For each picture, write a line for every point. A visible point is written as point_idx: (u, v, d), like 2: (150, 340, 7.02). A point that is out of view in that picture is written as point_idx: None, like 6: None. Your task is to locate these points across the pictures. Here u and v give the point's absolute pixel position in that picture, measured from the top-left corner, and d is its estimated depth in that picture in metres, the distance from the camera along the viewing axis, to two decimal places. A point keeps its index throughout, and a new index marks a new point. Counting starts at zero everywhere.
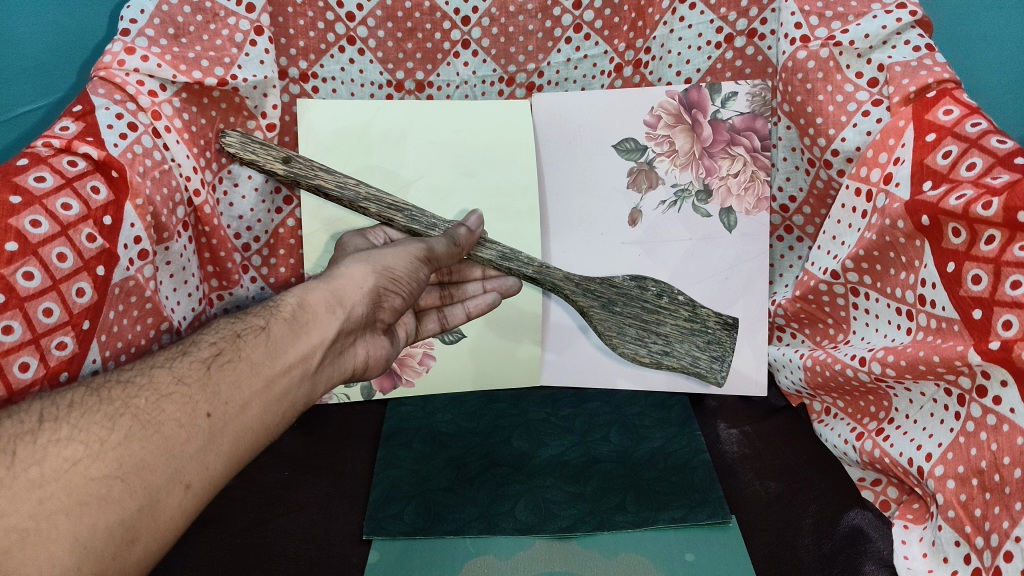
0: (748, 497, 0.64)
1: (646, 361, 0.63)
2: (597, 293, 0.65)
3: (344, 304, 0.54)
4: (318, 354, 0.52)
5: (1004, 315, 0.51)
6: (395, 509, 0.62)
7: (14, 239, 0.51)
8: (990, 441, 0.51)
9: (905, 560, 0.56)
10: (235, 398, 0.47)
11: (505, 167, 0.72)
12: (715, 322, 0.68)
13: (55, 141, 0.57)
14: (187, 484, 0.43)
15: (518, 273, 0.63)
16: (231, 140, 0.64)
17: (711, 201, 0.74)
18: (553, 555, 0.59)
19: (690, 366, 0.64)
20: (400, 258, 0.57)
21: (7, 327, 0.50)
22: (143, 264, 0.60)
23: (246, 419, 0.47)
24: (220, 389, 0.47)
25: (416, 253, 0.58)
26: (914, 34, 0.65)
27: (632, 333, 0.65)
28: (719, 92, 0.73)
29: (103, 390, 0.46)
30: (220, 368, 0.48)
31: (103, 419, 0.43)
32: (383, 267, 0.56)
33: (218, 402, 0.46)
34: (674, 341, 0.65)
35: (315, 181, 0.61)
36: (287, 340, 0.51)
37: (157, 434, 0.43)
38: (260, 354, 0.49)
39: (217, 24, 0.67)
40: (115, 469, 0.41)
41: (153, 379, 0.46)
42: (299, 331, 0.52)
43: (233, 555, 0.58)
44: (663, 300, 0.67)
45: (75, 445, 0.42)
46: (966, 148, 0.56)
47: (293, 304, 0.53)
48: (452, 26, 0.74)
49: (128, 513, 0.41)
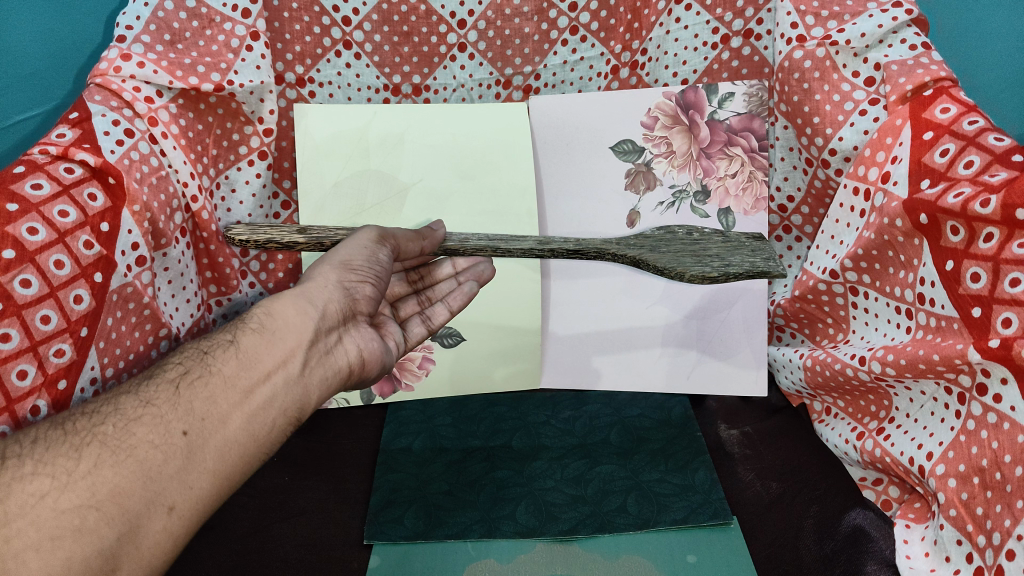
0: (748, 498, 0.64)
1: (715, 274, 0.59)
2: (639, 244, 0.63)
3: (316, 303, 0.54)
4: (296, 356, 0.51)
5: (1003, 313, 0.50)
6: (395, 514, 0.62)
7: (11, 246, 0.51)
8: (990, 439, 0.51)
9: (907, 560, 0.56)
10: (211, 413, 0.47)
11: (502, 170, 0.72)
12: (746, 238, 0.65)
13: (52, 148, 0.57)
14: (170, 506, 0.44)
15: (563, 251, 0.61)
16: (237, 230, 0.61)
17: (710, 202, 0.74)
18: (554, 558, 0.59)
19: (753, 268, 0.60)
20: (357, 250, 0.57)
21: (5, 334, 0.50)
22: (142, 270, 0.59)
23: (229, 432, 0.47)
24: (194, 405, 0.47)
25: (370, 238, 0.58)
26: (910, 33, 0.65)
27: (691, 260, 0.61)
28: (716, 93, 0.74)
29: (67, 423, 0.46)
30: (191, 386, 0.48)
31: (68, 450, 0.44)
32: (345, 263, 0.56)
33: (194, 419, 0.47)
34: (726, 255, 0.62)
35: (339, 238, 0.60)
36: (258, 349, 0.51)
37: (130, 458, 0.44)
38: (232, 366, 0.50)
39: (213, 30, 0.67)
40: (88, 499, 0.42)
41: (121, 406, 0.47)
42: (272, 337, 0.52)
43: (232, 560, 0.58)
44: (695, 235, 0.65)
45: (41, 479, 0.42)
46: (964, 146, 0.56)
47: (262, 315, 0.53)
48: (448, 29, 0.74)
49: (106, 542, 0.41)
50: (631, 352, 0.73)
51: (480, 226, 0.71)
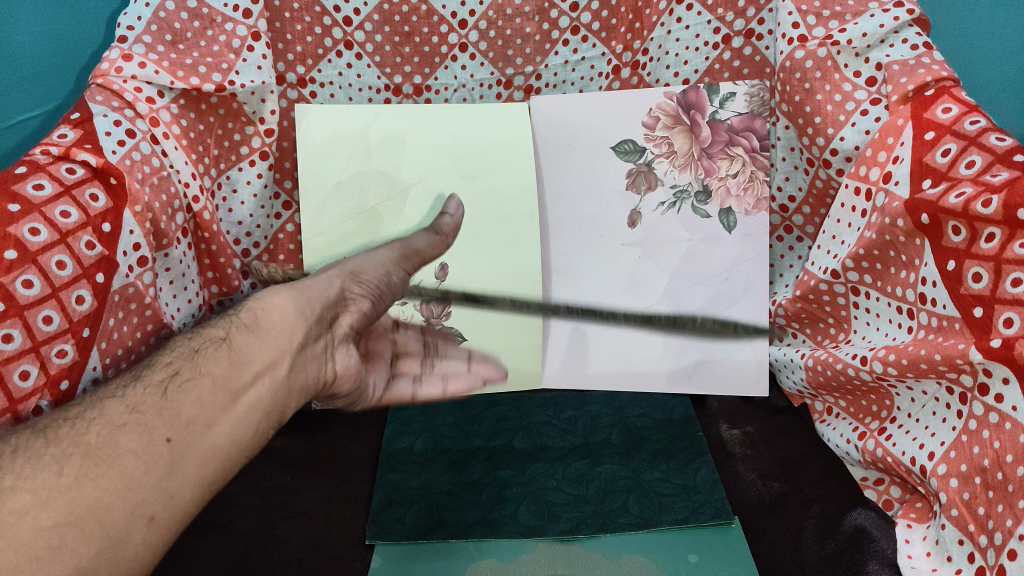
0: (749, 498, 0.64)
1: None
2: None
3: (312, 309, 0.58)
4: (279, 364, 0.54)
5: (1004, 313, 0.50)
6: (398, 513, 0.62)
7: (13, 247, 0.51)
8: (992, 439, 0.51)
9: (909, 559, 0.56)
10: (195, 422, 0.48)
11: (503, 170, 0.72)
12: None
13: (53, 148, 0.57)
14: (150, 518, 0.44)
15: None
16: None
17: (711, 201, 0.74)
18: (556, 558, 0.59)
19: None
20: (370, 267, 0.66)
21: (7, 335, 0.50)
22: (143, 271, 0.60)
23: (211, 441, 0.48)
24: (179, 414, 0.48)
25: (388, 258, 0.68)
26: (912, 33, 0.64)
27: None
28: (718, 92, 0.73)
29: (47, 432, 0.45)
30: (176, 393, 0.49)
31: (49, 462, 0.43)
32: (356, 276, 0.64)
33: (179, 428, 0.47)
34: None
35: None
36: (242, 357, 0.52)
37: (113, 470, 0.44)
38: (217, 374, 0.51)
39: (215, 30, 0.67)
40: (67, 517, 0.41)
41: (104, 414, 0.47)
42: (256, 345, 0.54)
43: (234, 559, 0.58)
44: None
45: (21, 495, 0.41)
46: (965, 146, 0.55)
47: (248, 322, 0.55)
48: (449, 30, 0.74)
49: (86, 559, 0.41)
50: (632, 353, 0.74)
51: (481, 226, 0.72)
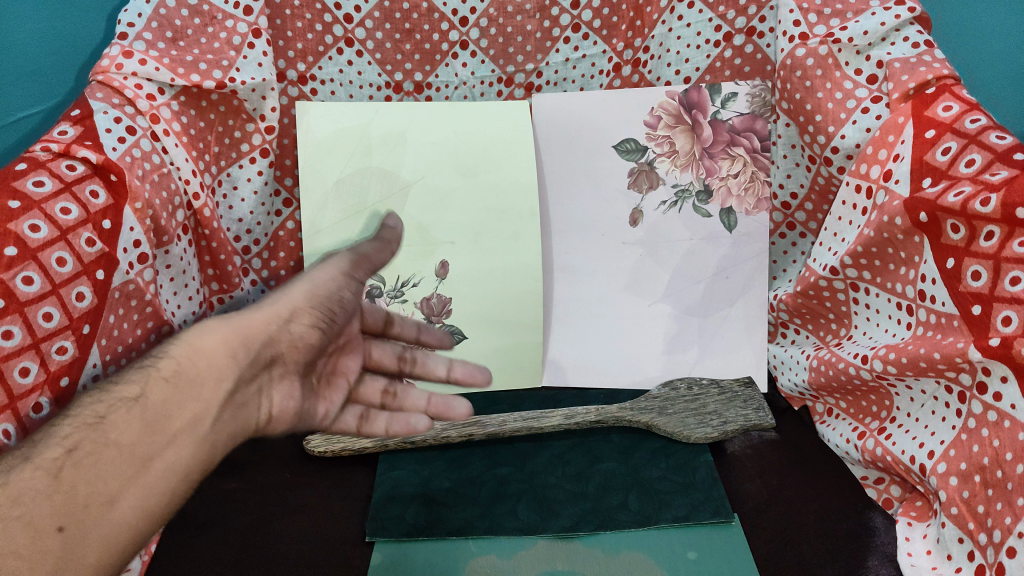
0: (749, 495, 0.63)
1: None
2: None
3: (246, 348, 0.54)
4: (205, 416, 0.50)
5: (1003, 311, 0.50)
6: (397, 509, 0.62)
7: (13, 243, 0.51)
8: (992, 437, 0.51)
9: (908, 557, 0.55)
10: (104, 491, 0.43)
11: (503, 168, 0.72)
12: None
13: (54, 145, 0.57)
14: None
15: None
16: None
17: (712, 201, 0.74)
18: (554, 554, 0.59)
19: None
20: (319, 287, 0.61)
21: (7, 331, 0.49)
22: (143, 268, 0.60)
23: (119, 513, 0.44)
24: (85, 482, 0.43)
25: (338, 271, 0.63)
26: (914, 30, 0.64)
27: None
28: (719, 93, 0.74)
29: None
30: (83, 456, 0.44)
31: None
32: (299, 306, 0.58)
33: (83, 500, 0.42)
34: None
35: None
36: (165, 411, 0.48)
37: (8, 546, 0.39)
38: (134, 431, 0.46)
39: (215, 27, 0.67)
40: None
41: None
42: (181, 396, 0.49)
43: (233, 555, 0.58)
44: None
45: None
46: (966, 144, 0.55)
47: (174, 365, 0.51)
48: (450, 27, 0.74)
49: None
50: (633, 350, 0.74)
51: (481, 224, 0.72)
